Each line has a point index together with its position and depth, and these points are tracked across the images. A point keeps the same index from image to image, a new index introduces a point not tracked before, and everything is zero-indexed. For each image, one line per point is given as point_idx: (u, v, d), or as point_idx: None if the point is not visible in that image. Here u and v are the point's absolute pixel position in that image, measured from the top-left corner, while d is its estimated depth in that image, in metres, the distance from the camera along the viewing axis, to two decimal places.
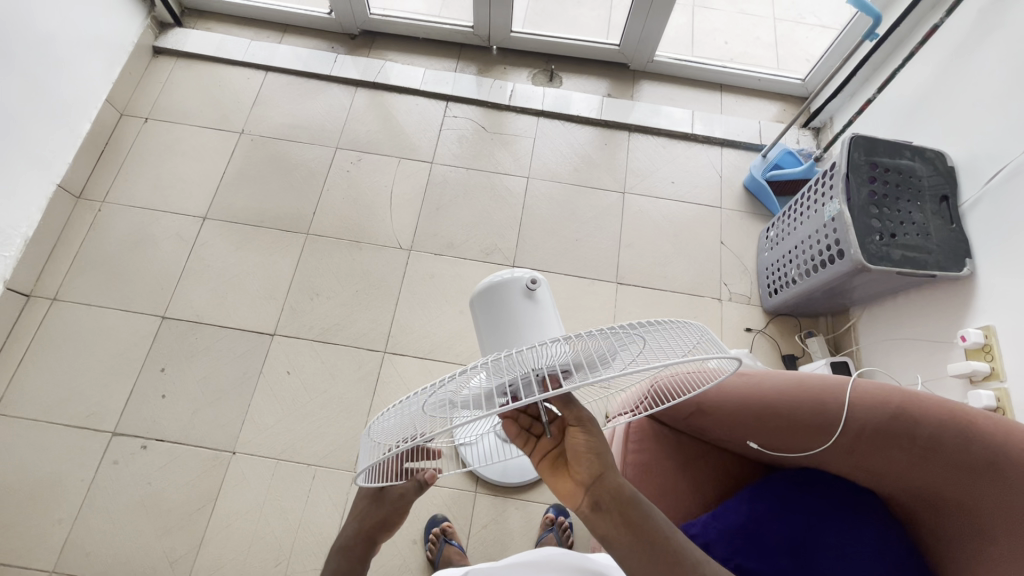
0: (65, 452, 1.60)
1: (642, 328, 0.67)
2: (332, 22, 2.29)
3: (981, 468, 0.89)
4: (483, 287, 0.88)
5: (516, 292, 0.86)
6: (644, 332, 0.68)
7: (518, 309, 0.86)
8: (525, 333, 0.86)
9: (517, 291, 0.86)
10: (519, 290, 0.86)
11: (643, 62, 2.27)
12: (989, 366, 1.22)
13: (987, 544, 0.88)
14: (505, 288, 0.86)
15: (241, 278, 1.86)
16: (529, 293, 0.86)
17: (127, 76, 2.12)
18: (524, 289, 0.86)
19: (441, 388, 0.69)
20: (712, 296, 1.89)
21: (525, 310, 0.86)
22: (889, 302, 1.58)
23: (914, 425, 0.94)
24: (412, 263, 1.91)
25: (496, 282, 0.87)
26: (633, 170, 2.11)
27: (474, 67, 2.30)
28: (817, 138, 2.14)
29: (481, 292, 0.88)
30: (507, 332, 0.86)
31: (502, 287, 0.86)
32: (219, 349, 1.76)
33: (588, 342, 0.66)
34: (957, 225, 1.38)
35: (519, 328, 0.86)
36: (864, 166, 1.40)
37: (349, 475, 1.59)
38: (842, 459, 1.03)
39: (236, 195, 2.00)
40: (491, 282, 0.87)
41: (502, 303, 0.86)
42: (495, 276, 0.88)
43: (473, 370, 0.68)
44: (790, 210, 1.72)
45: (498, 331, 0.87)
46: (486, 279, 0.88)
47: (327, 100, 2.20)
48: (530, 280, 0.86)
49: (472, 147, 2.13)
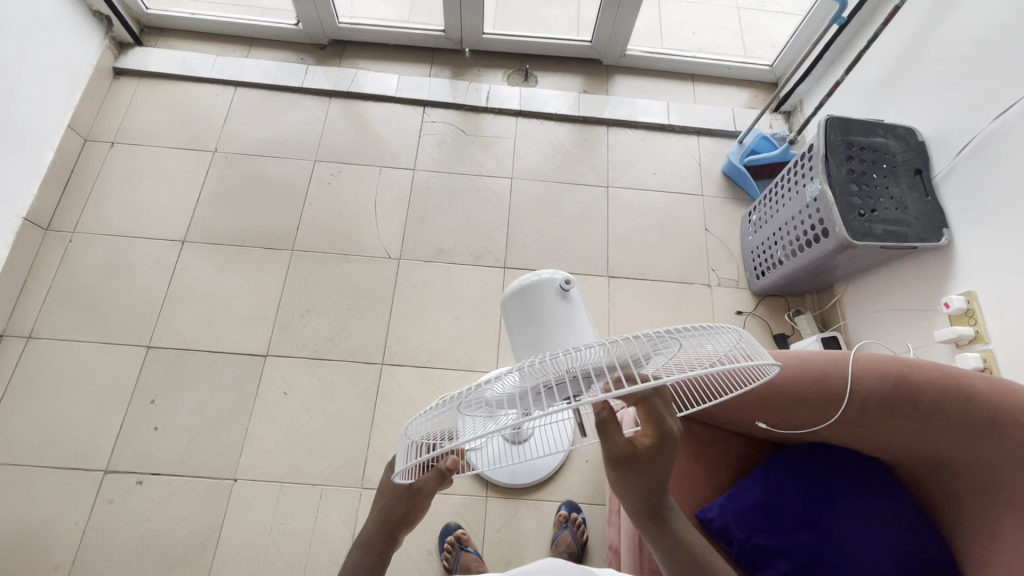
0: (55, 495, 1.53)
1: (679, 334, 0.69)
2: (300, 32, 2.25)
3: (982, 429, 0.92)
4: (515, 288, 0.88)
5: (552, 295, 0.86)
6: (680, 337, 0.70)
7: (553, 311, 0.86)
8: (561, 336, 0.87)
9: (552, 293, 0.87)
10: (555, 291, 0.87)
11: (616, 57, 2.29)
12: (973, 331, 1.27)
13: (993, 500, 0.92)
14: (539, 290, 0.87)
15: (227, 300, 1.82)
16: (564, 294, 0.87)
17: (89, 100, 2.04)
18: (559, 290, 0.87)
19: (475, 391, 0.70)
20: (702, 282, 1.92)
21: (559, 312, 0.87)
22: (873, 276, 1.64)
23: (915, 393, 0.97)
24: (403, 271, 1.89)
25: (529, 284, 0.87)
26: (615, 164, 2.13)
27: (448, 71, 2.29)
28: (789, 122, 2.20)
29: (514, 293, 0.88)
30: (541, 334, 0.86)
31: (536, 289, 0.86)
32: (210, 374, 1.71)
33: (624, 345, 0.67)
34: (932, 197, 1.43)
35: (554, 330, 0.86)
36: (841, 146, 1.45)
37: (357, 491, 1.57)
38: (848, 432, 1.06)
39: (214, 215, 1.95)
40: (524, 284, 0.87)
41: (536, 306, 0.86)
42: (527, 278, 0.88)
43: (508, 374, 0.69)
44: (771, 193, 1.76)
45: (531, 332, 0.87)
46: (519, 280, 0.88)
47: (301, 112, 2.16)
48: (564, 281, 0.87)
49: (452, 151, 2.12)
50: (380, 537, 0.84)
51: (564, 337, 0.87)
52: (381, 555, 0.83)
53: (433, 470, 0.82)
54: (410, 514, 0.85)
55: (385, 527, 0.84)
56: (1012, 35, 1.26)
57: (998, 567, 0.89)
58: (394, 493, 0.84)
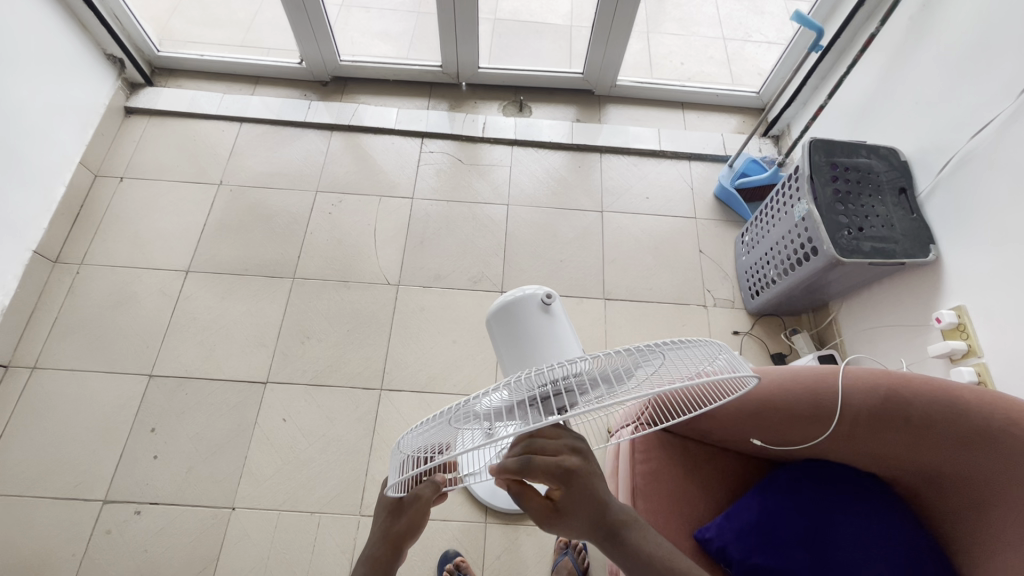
0: (53, 526, 1.53)
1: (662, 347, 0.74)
2: (304, 70, 2.35)
3: (973, 439, 0.93)
4: (498, 306, 0.90)
5: (532, 308, 0.88)
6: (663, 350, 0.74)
7: (535, 325, 0.88)
8: (541, 347, 0.88)
9: (533, 306, 0.89)
10: (536, 305, 0.89)
11: (607, 87, 2.38)
12: (966, 345, 1.28)
13: (992, 511, 0.91)
14: (521, 305, 0.89)
15: (229, 328, 1.84)
16: (546, 307, 0.89)
17: (100, 138, 2.12)
18: (540, 304, 0.89)
19: (467, 404, 0.72)
20: (698, 303, 1.94)
21: (542, 325, 0.88)
22: (865, 293, 1.66)
23: (905, 405, 0.98)
24: (402, 297, 1.92)
25: (512, 300, 0.89)
26: (609, 189, 2.18)
27: (445, 103, 2.38)
28: (777, 145, 2.26)
29: (497, 311, 0.90)
30: (523, 347, 0.88)
31: (519, 304, 0.89)
32: (210, 402, 1.72)
33: (610, 358, 0.71)
34: (917, 214, 1.46)
35: (536, 343, 0.88)
36: (826, 167, 1.49)
37: (356, 517, 1.56)
38: (842, 446, 1.06)
39: (218, 246, 1.99)
40: (508, 299, 0.90)
41: (519, 320, 0.88)
42: (510, 294, 0.91)
43: (500, 388, 0.71)
44: (760, 215, 1.79)
45: (515, 346, 0.89)
46: (502, 297, 0.90)
47: (304, 146, 2.23)
48: (545, 295, 0.89)
49: (450, 179, 2.17)
50: (384, 551, 0.83)
51: (547, 350, 0.88)
52: (384, 567, 0.83)
53: (427, 479, 0.82)
54: (413, 524, 0.85)
55: (388, 541, 0.83)
56: (984, 60, 1.31)
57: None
58: (389, 509, 0.84)
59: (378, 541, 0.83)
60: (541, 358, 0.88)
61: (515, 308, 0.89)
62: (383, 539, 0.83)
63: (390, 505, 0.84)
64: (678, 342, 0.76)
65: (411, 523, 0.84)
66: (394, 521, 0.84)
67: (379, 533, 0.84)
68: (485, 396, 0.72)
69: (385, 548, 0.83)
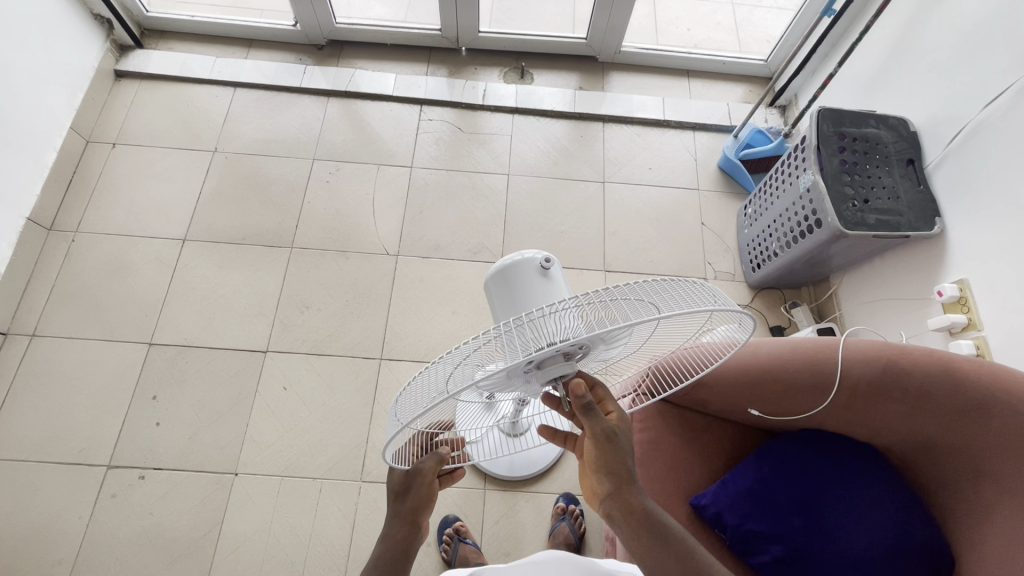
0: (59, 490, 1.55)
1: (652, 294, 0.73)
2: (298, 33, 2.28)
3: (969, 411, 0.93)
4: (496, 270, 0.89)
5: (530, 272, 0.87)
6: (658, 299, 0.72)
7: (534, 289, 0.87)
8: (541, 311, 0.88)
9: (532, 271, 0.88)
10: (535, 269, 0.87)
11: (611, 54, 2.31)
12: (967, 318, 1.28)
13: (986, 482, 0.92)
14: (516, 268, 0.87)
15: (227, 297, 1.84)
16: (544, 271, 0.88)
17: (90, 103, 2.07)
18: (539, 268, 0.88)
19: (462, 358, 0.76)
20: (698, 276, 1.93)
21: (540, 290, 0.88)
22: (867, 266, 1.65)
23: (904, 377, 0.98)
24: (401, 268, 1.90)
25: (510, 263, 0.88)
26: (610, 159, 2.14)
27: (444, 69, 2.31)
28: (783, 116, 2.21)
29: (495, 275, 0.89)
30: (519, 313, 0.87)
31: (517, 268, 0.87)
32: (210, 370, 1.73)
33: (598, 307, 0.72)
34: (924, 186, 1.44)
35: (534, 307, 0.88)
36: (833, 137, 1.46)
37: (356, 484, 1.58)
38: (839, 417, 1.07)
39: (214, 214, 1.97)
40: (506, 263, 0.88)
41: (517, 284, 0.87)
42: (507, 258, 0.89)
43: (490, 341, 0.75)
44: (764, 186, 1.77)
45: (513, 311, 0.89)
46: (500, 261, 0.89)
47: (300, 112, 2.18)
48: (543, 259, 0.88)
49: (450, 148, 2.13)
50: (402, 532, 0.83)
51: None
52: (404, 547, 0.82)
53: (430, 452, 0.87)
54: (423, 499, 0.86)
55: (403, 520, 0.84)
56: (1002, 25, 1.27)
57: (992, 546, 0.89)
58: (398, 491, 0.85)
59: (392, 523, 0.83)
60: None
61: (512, 272, 0.87)
62: (397, 519, 0.83)
63: (398, 486, 0.85)
64: (664, 281, 0.76)
65: (421, 498, 0.85)
66: (404, 500, 0.84)
67: (392, 516, 0.84)
68: (478, 353, 0.76)
69: (402, 528, 0.83)
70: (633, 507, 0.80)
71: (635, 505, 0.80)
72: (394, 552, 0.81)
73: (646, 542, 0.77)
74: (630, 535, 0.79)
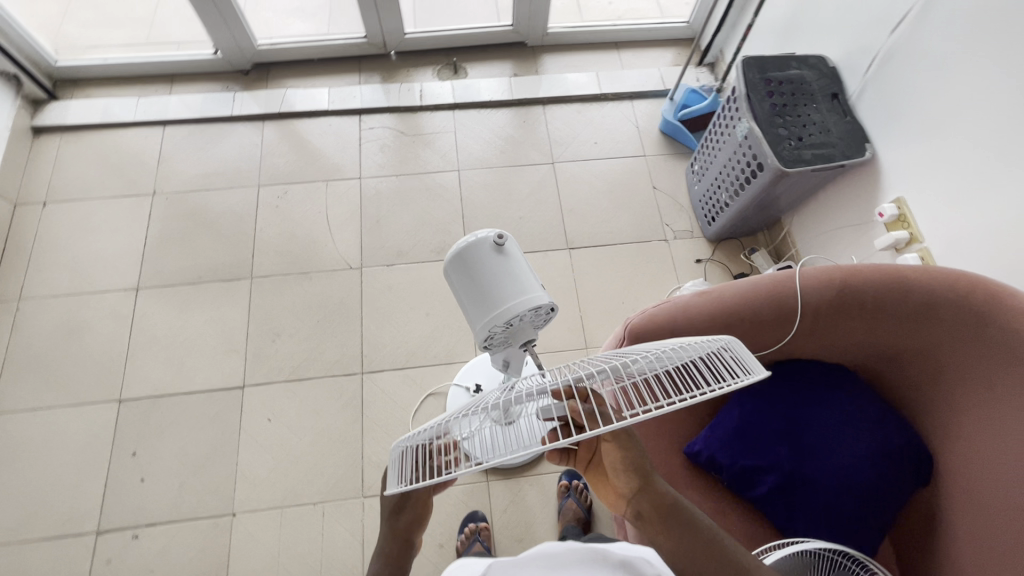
0: (48, 566, 1.49)
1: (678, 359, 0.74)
2: (220, 61, 2.22)
3: (921, 313, 0.99)
4: (453, 256, 0.90)
5: (485, 250, 0.88)
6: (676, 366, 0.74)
7: (491, 267, 0.88)
8: (501, 285, 0.88)
9: (487, 249, 0.89)
10: (489, 247, 0.88)
11: (540, 37, 2.33)
12: (908, 233, 1.35)
13: (949, 376, 0.99)
14: (472, 251, 0.89)
15: (193, 339, 1.78)
16: (499, 248, 0.89)
17: (11, 164, 1.97)
18: (493, 246, 0.89)
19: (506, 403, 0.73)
20: (659, 238, 1.98)
21: (497, 265, 0.88)
22: (813, 202, 1.72)
23: (858, 293, 1.04)
24: (367, 280, 1.89)
25: (465, 246, 0.89)
26: (556, 140, 2.17)
27: (377, 76, 2.29)
28: (713, 73, 2.28)
29: (452, 260, 0.90)
30: (483, 291, 0.88)
31: (472, 249, 0.89)
32: (189, 416, 1.68)
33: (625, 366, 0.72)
34: (851, 116, 1.51)
35: (494, 284, 0.88)
36: (760, 83, 1.51)
37: (359, 500, 1.57)
38: (808, 342, 1.12)
39: (165, 257, 1.91)
40: (460, 247, 0.90)
41: (474, 265, 0.89)
42: (461, 241, 0.91)
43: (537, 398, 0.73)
44: (706, 141, 1.82)
45: (477, 292, 0.89)
46: (454, 246, 0.90)
47: (237, 141, 2.13)
48: (496, 236, 0.89)
49: (396, 153, 2.12)
50: (398, 545, 0.83)
51: (506, 288, 0.87)
52: (400, 558, 0.83)
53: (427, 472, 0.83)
54: (419, 514, 0.85)
55: (398, 536, 0.83)
56: None
57: (965, 434, 0.97)
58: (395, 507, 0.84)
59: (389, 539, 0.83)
60: (500, 301, 0.87)
61: (470, 255, 0.89)
62: (391, 536, 0.83)
63: (392, 503, 0.84)
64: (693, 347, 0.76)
65: (419, 511, 0.84)
66: (399, 516, 0.83)
67: (386, 536, 0.83)
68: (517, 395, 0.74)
69: (400, 542, 0.83)
70: (659, 502, 0.81)
71: (661, 502, 0.81)
72: (390, 564, 0.83)
73: (675, 536, 0.79)
74: (662, 531, 0.80)
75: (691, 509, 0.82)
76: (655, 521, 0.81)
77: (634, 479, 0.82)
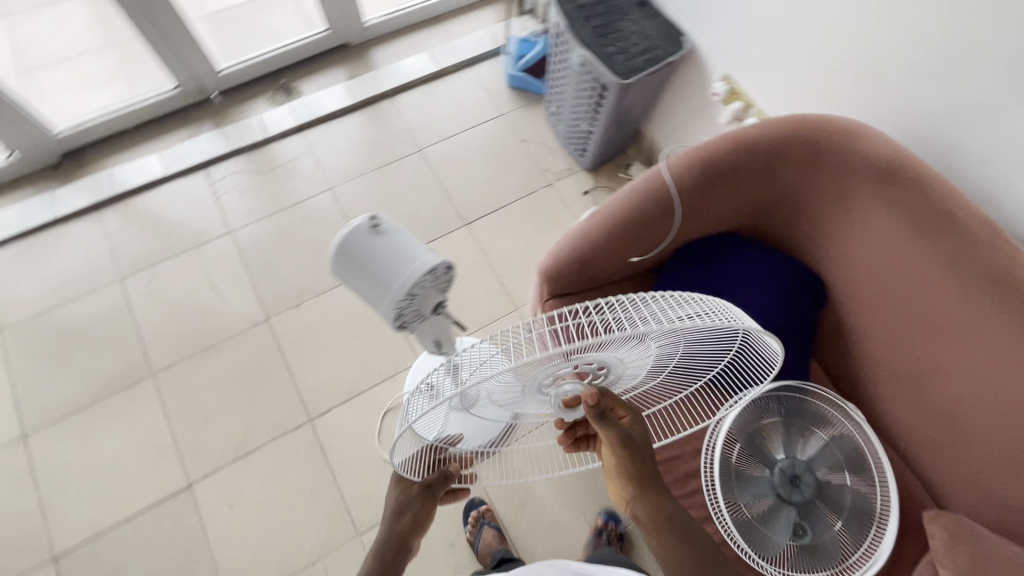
0: None
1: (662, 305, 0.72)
2: (19, 163, 1.95)
3: (771, 162, 1.15)
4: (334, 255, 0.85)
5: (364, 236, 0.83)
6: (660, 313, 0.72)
7: (377, 250, 0.84)
8: (393, 265, 0.84)
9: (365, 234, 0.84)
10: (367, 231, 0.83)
11: (360, 33, 2.27)
12: (743, 103, 1.50)
13: (809, 202, 1.18)
14: (351, 241, 0.83)
15: (112, 461, 1.61)
16: (377, 230, 0.84)
17: None
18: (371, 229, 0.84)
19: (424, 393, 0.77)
20: (544, 185, 2.04)
21: (382, 247, 0.84)
22: (661, 104, 1.85)
23: (719, 165, 1.15)
24: (279, 328, 1.79)
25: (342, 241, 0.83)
26: (415, 127, 2.15)
27: (207, 123, 2.13)
28: (535, 18, 2.35)
29: (335, 259, 0.84)
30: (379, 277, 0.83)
31: (349, 240, 0.83)
32: (141, 540, 1.53)
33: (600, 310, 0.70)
34: (662, 18, 1.63)
35: (386, 266, 0.84)
36: (576, 11, 1.59)
37: (356, 541, 1.52)
38: (695, 222, 1.24)
39: (42, 391, 1.69)
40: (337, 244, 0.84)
41: (359, 255, 0.83)
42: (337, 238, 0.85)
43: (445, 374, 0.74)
44: (551, 81, 1.89)
45: (374, 282, 0.84)
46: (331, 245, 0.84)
47: (76, 240, 1.90)
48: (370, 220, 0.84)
49: (259, 194, 2.00)
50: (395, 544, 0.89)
51: (399, 266, 0.83)
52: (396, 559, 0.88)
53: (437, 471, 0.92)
54: (417, 518, 0.91)
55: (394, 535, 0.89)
56: None
57: (838, 242, 1.18)
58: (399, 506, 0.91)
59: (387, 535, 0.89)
60: (393, 281, 0.83)
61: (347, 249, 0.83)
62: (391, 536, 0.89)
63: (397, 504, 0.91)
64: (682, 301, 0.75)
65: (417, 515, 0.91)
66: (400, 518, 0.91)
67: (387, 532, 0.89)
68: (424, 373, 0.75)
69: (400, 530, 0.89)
70: (656, 507, 0.79)
71: (661, 508, 0.79)
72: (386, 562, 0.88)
73: (670, 544, 0.77)
74: (657, 537, 0.78)
75: (688, 515, 0.80)
76: (650, 524, 0.79)
77: (631, 481, 0.80)
